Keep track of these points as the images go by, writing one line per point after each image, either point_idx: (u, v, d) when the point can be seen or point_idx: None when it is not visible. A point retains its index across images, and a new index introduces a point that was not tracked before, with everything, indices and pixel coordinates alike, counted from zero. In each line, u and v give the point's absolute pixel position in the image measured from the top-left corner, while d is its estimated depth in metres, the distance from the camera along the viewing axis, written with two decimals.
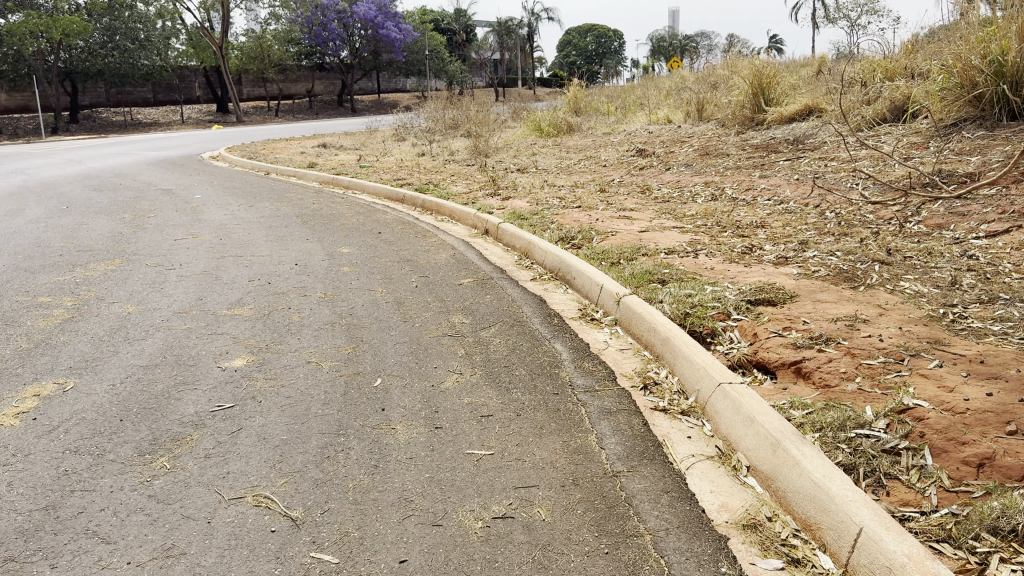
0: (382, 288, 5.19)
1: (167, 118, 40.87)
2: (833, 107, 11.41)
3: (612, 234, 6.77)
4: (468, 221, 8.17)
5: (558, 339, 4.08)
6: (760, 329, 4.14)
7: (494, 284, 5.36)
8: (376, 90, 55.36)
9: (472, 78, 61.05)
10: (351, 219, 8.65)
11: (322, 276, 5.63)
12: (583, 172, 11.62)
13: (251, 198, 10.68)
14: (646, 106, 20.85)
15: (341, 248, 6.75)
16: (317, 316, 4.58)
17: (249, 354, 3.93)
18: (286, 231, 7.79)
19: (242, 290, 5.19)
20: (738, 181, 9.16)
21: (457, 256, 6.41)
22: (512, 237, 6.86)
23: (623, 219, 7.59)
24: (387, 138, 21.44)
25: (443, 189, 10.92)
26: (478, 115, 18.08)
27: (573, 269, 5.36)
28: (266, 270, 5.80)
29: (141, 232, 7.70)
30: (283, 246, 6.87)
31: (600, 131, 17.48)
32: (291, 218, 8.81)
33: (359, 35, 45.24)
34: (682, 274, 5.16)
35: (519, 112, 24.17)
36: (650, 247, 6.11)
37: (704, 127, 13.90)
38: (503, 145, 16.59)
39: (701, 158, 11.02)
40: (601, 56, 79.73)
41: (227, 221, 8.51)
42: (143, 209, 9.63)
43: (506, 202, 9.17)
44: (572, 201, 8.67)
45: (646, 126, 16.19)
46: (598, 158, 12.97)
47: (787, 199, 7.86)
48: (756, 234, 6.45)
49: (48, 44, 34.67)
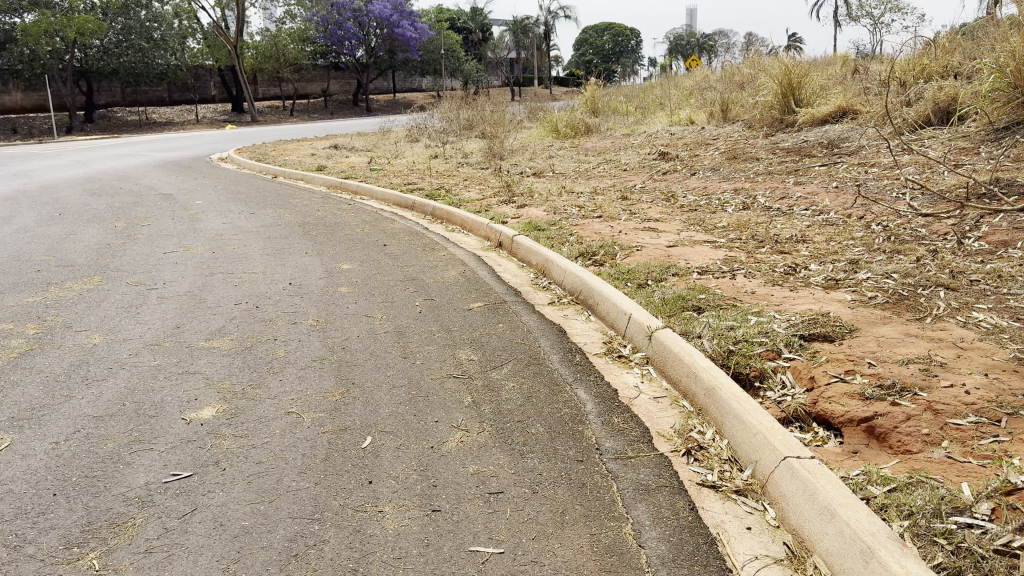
0: (381, 315, 4.63)
1: (182, 118, 40.59)
2: (869, 108, 10.76)
3: (637, 249, 6.18)
4: (480, 232, 7.60)
5: (582, 383, 3.50)
6: (818, 372, 3.57)
7: (507, 309, 4.78)
8: (391, 90, 54.96)
9: (488, 77, 60.48)
10: (356, 229, 8.10)
11: (316, 299, 5.07)
12: (603, 177, 11.03)
13: (254, 204, 10.15)
14: (667, 106, 20.23)
15: (341, 264, 6.20)
16: (305, 350, 4.02)
17: (221, 402, 3.37)
18: (284, 242, 7.24)
19: (225, 316, 4.64)
20: (771, 187, 8.55)
21: (467, 273, 5.85)
22: (528, 251, 6.30)
23: (648, 230, 6.99)
24: (400, 139, 20.91)
25: (456, 194, 10.37)
26: (493, 116, 17.51)
27: (595, 293, 4.78)
28: (255, 291, 5.25)
29: (130, 244, 7.18)
30: (279, 261, 6.33)
31: (619, 132, 16.88)
32: (292, 227, 8.27)
33: (375, 34, 44.85)
34: (719, 300, 4.57)
35: (535, 113, 23.56)
36: (681, 265, 5.52)
37: (729, 129, 13.28)
38: (519, 147, 16.02)
39: (729, 162, 10.40)
40: (618, 55, 79.11)
41: (224, 230, 7.99)
42: (138, 216, 9.12)
43: (522, 210, 8.59)
44: (592, 210, 8.07)
45: (668, 127, 15.57)
46: (619, 161, 12.37)
47: (827, 210, 7.24)
48: (798, 251, 5.84)
49: (62, 43, 34.44)
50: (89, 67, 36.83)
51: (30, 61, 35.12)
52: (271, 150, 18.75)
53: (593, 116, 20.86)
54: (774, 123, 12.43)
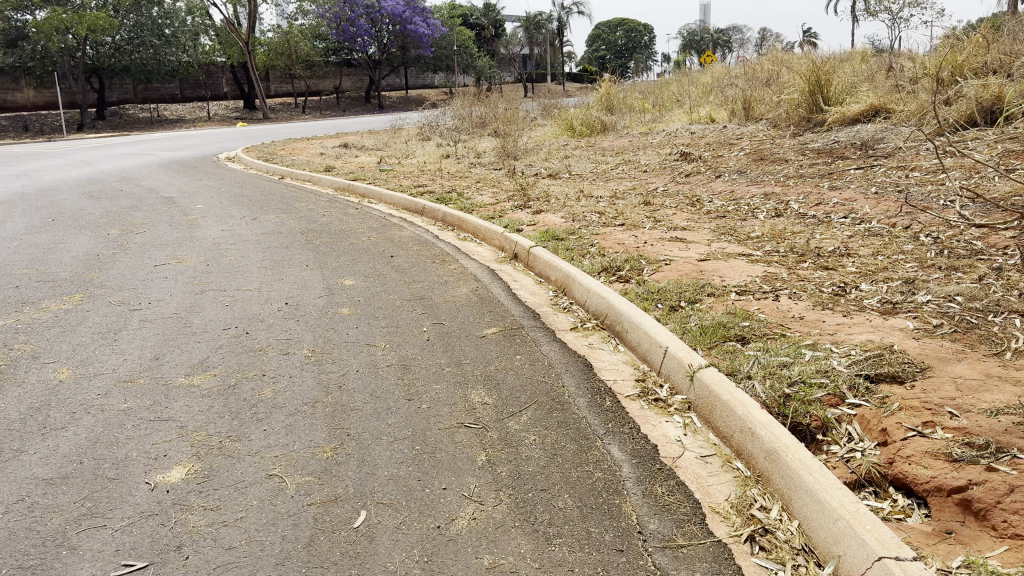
0: (384, 343, 4.13)
1: (192, 115, 40.30)
2: (904, 107, 10.20)
3: (665, 263, 5.66)
4: (494, 241, 7.09)
5: (615, 436, 3.00)
6: (891, 423, 3.07)
7: (525, 335, 4.28)
8: (403, 86, 54.51)
9: (500, 73, 59.94)
10: (362, 237, 7.62)
11: (312, 322, 4.57)
12: (623, 180, 10.50)
13: (257, 208, 9.69)
14: (684, 103, 19.69)
15: (343, 279, 5.71)
16: (297, 389, 3.53)
17: (193, 460, 2.89)
18: (284, 253, 6.76)
19: (210, 345, 4.16)
20: (804, 192, 8.02)
21: (480, 291, 5.35)
22: (546, 265, 5.78)
23: (676, 240, 6.48)
24: (411, 137, 20.42)
25: (467, 198, 9.88)
26: (506, 114, 16.99)
27: (623, 317, 4.26)
28: (248, 313, 4.77)
29: (121, 255, 6.72)
30: (277, 275, 5.85)
31: (637, 131, 16.33)
32: (294, 235, 7.80)
33: (387, 31, 44.41)
34: (764, 329, 4.05)
35: (548, 110, 23.02)
36: (716, 284, 4.99)
37: (753, 128, 12.72)
38: (533, 146, 15.51)
39: (756, 164, 9.84)
40: (631, 51, 78.45)
41: (223, 239, 7.52)
42: (135, 222, 8.67)
43: (539, 217, 8.08)
44: (613, 217, 7.55)
45: (688, 125, 15.01)
46: (638, 162, 11.82)
47: (869, 219, 6.70)
48: (843, 267, 5.32)
49: (73, 40, 34.20)
50: (100, 64, 36.50)
51: (41, 58, 34.82)
52: (278, 149, 18.32)
53: (608, 113, 20.31)
54: (801, 122, 11.86)
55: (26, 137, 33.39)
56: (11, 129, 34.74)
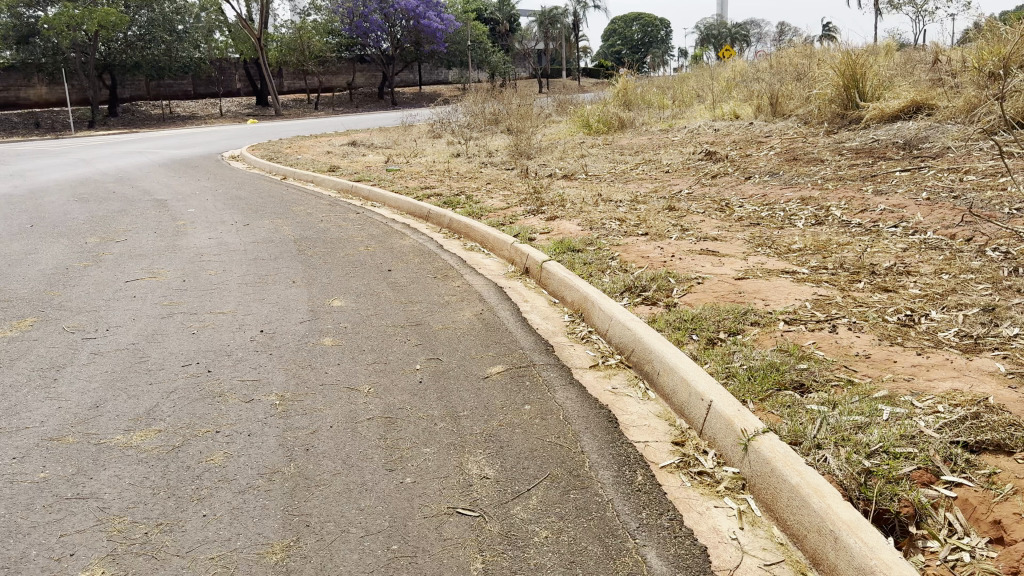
0: (368, 386, 3.47)
1: (204, 112, 39.88)
2: (950, 104, 9.44)
3: (698, 282, 4.97)
4: (504, 252, 6.42)
5: (652, 533, 2.32)
6: (1008, 513, 2.35)
7: (536, 376, 3.60)
8: (417, 82, 53.87)
9: (515, 68, 59.12)
10: (360, 247, 6.98)
11: (287, 357, 3.91)
12: (643, 181, 9.81)
13: (252, 212, 9.06)
14: (706, 99, 18.94)
15: (332, 299, 5.05)
16: (255, 453, 2.87)
17: (104, 564, 2.24)
18: (271, 266, 6.13)
19: (162, 389, 3.51)
20: (845, 198, 7.31)
21: (485, 315, 4.67)
22: (561, 283, 5.09)
23: (707, 252, 5.78)
24: (422, 135, 19.79)
25: (477, 201, 9.22)
26: (520, 110, 16.32)
27: (653, 355, 3.57)
28: (214, 344, 4.12)
29: (92, 268, 6.11)
30: (258, 294, 5.20)
31: (657, 128, 15.59)
32: (286, 243, 7.16)
33: (401, 26, 43.76)
34: (824, 375, 3.36)
35: (564, 106, 22.30)
36: (760, 309, 4.30)
37: (782, 125, 11.97)
38: (548, 144, 14.82)
39: (788, 165, 9.13)
40: (648, 46, 77.51)
41: (209, 249, 6.90)
42: (118, 228, 8.07)
43: (553, 224, 7.41)
44: (637, 224, 6.86)
45: (711, 122, 14.26)
46: (659, 162, 11.12)
47: (923, 229, 5.98)
48: (905, 288, 4.61)
49: (85, 36, 33.84)
50: (112, 60, 36.09)
51: (53, 55, 34.44)
52: (285, 147, 17.72)
53: (626, 109, 19.56)
54: (834, 119, 11.11)
55: (37, 134, 33.08)
56: (22, 126, 34.40)
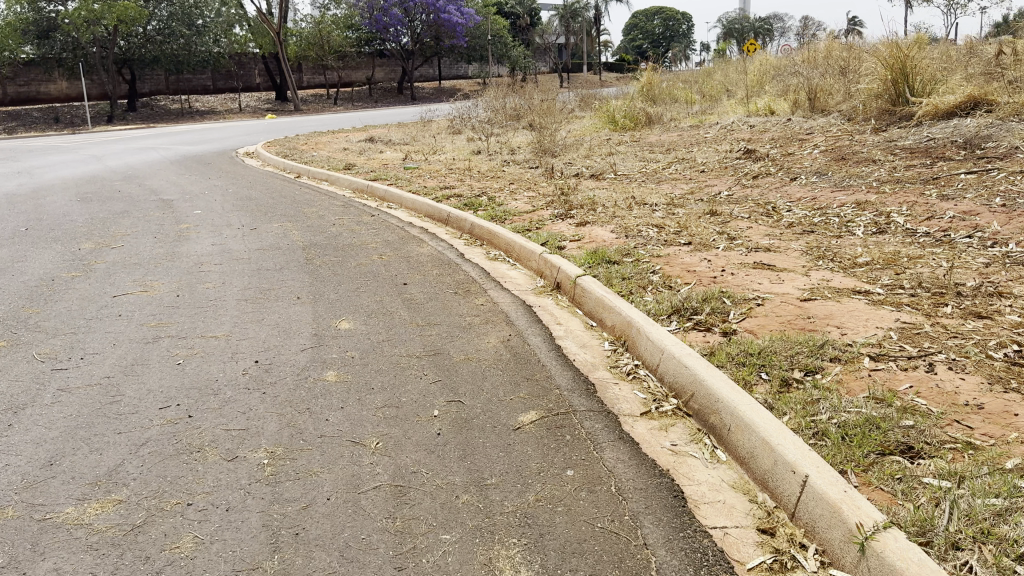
0: (375, 441, 2.88)
1: (223, 107, 39.56)
2: (1013, 99, 8.73)
3: (756, 303, 4.34)
4: (532, 263, 5.82)
5: None
6: None
7: (579, 426, 3.00)
8: (437, 76, 53.35)
9: (535, 63, 58.42)
10: (374, 255, 6.41)
11: (283, 396, 3.33)
12: (678, 182, 9.16)
13: (261, 214, 8.51)
14: (736, 94, 18.24)
15: (339, 319, 4.47)
16: (232, 539, 2.29)
17: None
18: (275, 277, 5.56)
19: (131, 442, 2.94)
20: (907, 203, 6.66)
21: (513, 342, 4.07)
22: (598, 303, 4.48)
23: (761, 266, 5.15)
24: (442, 131, 19.22)
25: (499, 202, 8.63)
26: (543, 105, 15.71)
27: (718, 404, 2.97)
28: (201, 379, 3.56)
29: (80, 280, 5.56)
30: (257, 313, 4.63)
31: (686, 124, 14.93)
32: (295, 250, 6.59)
33: (421, 20, 43.16)
34: (934, 438, 2.73)
35: (587, 102, 21.64)
36: (837, 342, 3.68)
37: (823, 122, 11.29)
38: (573, 141, 14.20)
39: (837, 165, 8.47)
40: (669, 40, 76.53)
41: (210, 257, 6.34)
42: (117, 232, 7.54)
43: (584, 230, 6.81)
44: (678, 232, 6.24)
45: (745, 118, 13.58)
46: (694, 160, 10.47)
47: (1004, 240, 5.32)
48: (1003, 315, 3.97)
49: (104, 31, 33.51)
50: (132, 55, 35.73)
51: (72, 49, 34.12)
52: (301, 143, 17.21)
53: (652, 104, 18.90)
54: (881, 116, 10.42)
55: (55, 129, 32.84)
56: (41, 120, 34.19)
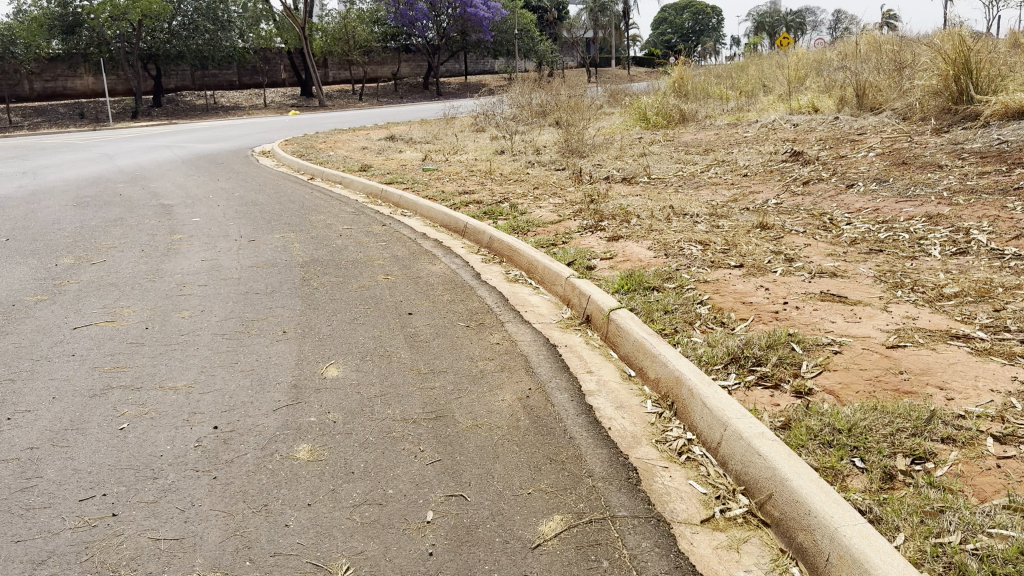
0: (345, 567, 2.15)
1: (247, 103, 39.17)
2: None
3: (833, 353, 3.55)
4: (557, 288, 5.06)
5: None
6: None
7: (619, 543, 2.24)
8: (463, 72, 52.66)
9: (563, 57, 57.52)
10: (380, 275, 5.69)
11: (237, 485, 2.61)
12: (719, 188, 8.37)
13: (264, 223, 7.84)
14: (775, 89, 17.30)
15: (326, 363, 3.75)
16: None
17: None
18: (263, 304, 4.85)
19: (26, 561, 2.22)
20: (988, 217, 5.82)
21: (534, 398, 3.31)
22: (637, 348, 3.71)
23: (829, 298, 4.35)
24: (466, 129, 18.50)
25: (523, 210, 7.88)
26: (571, 102, 14.94)
27: (810, 519, 2.22)
28: (140, 454, 2.85)
29: (42, 305, 4.90)
30: (232, 354, 3.92)
31: (722, 122, 14.07)
32: (292, 269, 5.88)
33: (447, 15, 42.39)
34: None
35: (616, 98, 20.82)
36: (949, 413, 2.88)
37: (875, 122, 10.40)
38: (602, 140, 13.42)
39: (897, 171, 7.62)
40: (699, 35, 75.27)
41: (196, 276, 5.66)
42: (104, 244, 6.89)
43: (616, 246, 6.05)
44: (725, 251, 5.46)
45: (787, 117, 12.71)
46: (735, 163, 9.65)
47: None
48: None
49: (128, 25, 33.18)
50: (156, 51, 35.41)
51: (97, 45, 33.85)
52: (319, 142, 16.58)
53: (685, 101, 18.03)
54: (941, 115, 9.52)
55: (79, 124, 32.66)
56: (65, 116, 33.99)
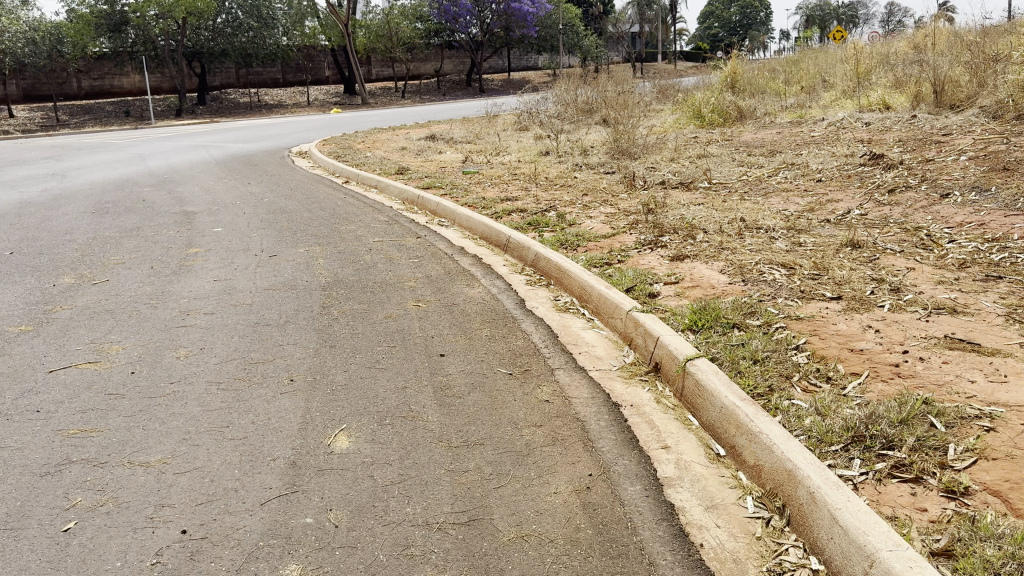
0: None
1: (291, 100, 38.93)
2: None
3: (984, 430, 2.78)
4: (615, 322, 4.28)
5: None
6: None
7: None
8: (506, 67, 51.96)
9: (607, 52, 56.44)
10: (411, 300, 4.97)
11: None
12: (791, 196, 7.52)
13: (290, 235, 7.19)
14: (838, 84, 16.26)
15: (334, 429, 3.04)
16: None
17: None
18: (270, 341, 4.15)
19: None
20: None
21: (596, 489, 2.58)
22: (725, 417, 2.93)
23: (959, 345, 3.54)
24: (509, 127, 17.78)
25: (572, 221, 7.12)
26: (621, 98, 14.12)
27: None
28: None
29: (21, 339, 4.25)
30: (223, 415, 3.21)
31: (783, 120, 13.14)
32: (312, 292, 5.19)
33: (491, 10, 41.72)
34: None
35: (666, 94, 19.91)
36: None
37: (961, 120, 9.41)
38: (655, 139, 12.59)
39: (1000, 178, 6.70)
40: (747, 28, 73.55)
41: (203, 301, 4.99)
42: (112, 259, 6.28)
43: (681, 267, 5.26)
44: (815, 277, 4.64)
45: (855, 115, 11.75)
46: (805, 166, 8.78)
47: None
48: None
49: (172, 23, 33.00)
50: (201, 49, 35.28)
51: (144, 43, 33.81)
52: (357, 142, 15.99)
53: (741, 96, 17.07)
54: None
55: (123, 122, 32.65)
56: (111, 115, 34.03)
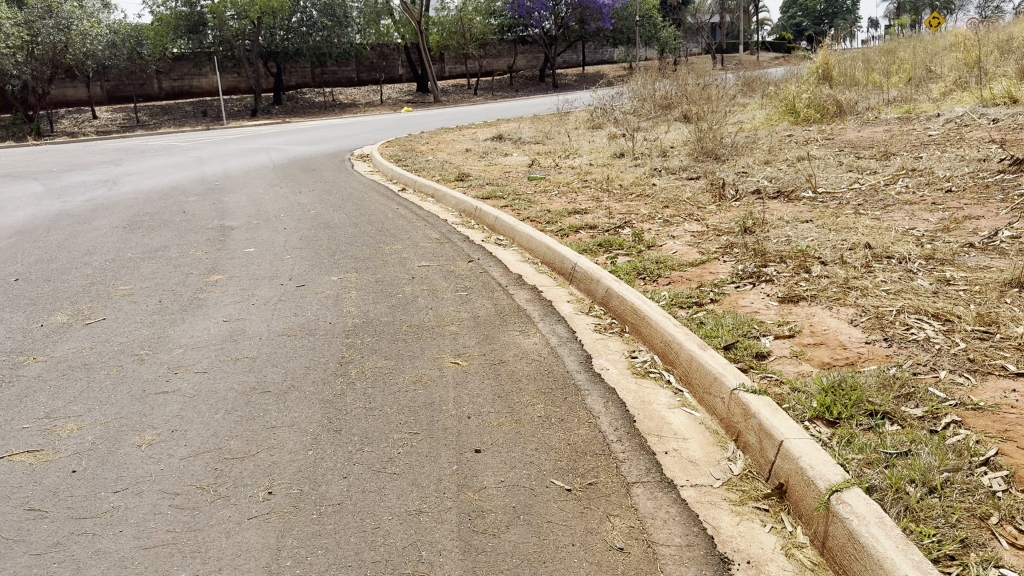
0: None
1: (363, 100, 38.64)
2: None
3: None
4: (714, 402, 3.19)
5: None
6: None
7: None
8: (581, 62, 50.69)
9: (686, 44, 54.58)
10: (449, 354, 3.98)
11: None
12: (917, 211, 6.25)
13: (326, 258, 6.30)
14: (950, 73, 14.58)
15: None
16: None
17: None
18: (257, 423, 3.20)
19: None
20: None
21: None
22: None
23: None
24: (582, 125, 16.69)
25: (651, 243, 6.01)
26: (704, 93, 12.89)
27: None
28: None
29: None
30: (157, 567, 2.26)
31: (890, 115, 11.67)
32: (331, 339, 4.26)
33: (565, 4, 40.59)
34: None
35: (753, 87, 18.44)
36: None
37: None
38: (743, 139, 11.33)
39: None
40: (833, 16, 70.41)
41: (201, 352, 4.11)
42: (121, 289, 5.49)
43: (795, 313, 4.11)
44: (984, 339, 3.44)
45: (977, 110, 10.25)
46: (927, 172, 7.46)
47: None
48: None
49: (247, 23, 32.98)
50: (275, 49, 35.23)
51: (219, 44, 33.92)
52: (422, 144, 15.14)
53: (838, 90, 15.56)
54: None
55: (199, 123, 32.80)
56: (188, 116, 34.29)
